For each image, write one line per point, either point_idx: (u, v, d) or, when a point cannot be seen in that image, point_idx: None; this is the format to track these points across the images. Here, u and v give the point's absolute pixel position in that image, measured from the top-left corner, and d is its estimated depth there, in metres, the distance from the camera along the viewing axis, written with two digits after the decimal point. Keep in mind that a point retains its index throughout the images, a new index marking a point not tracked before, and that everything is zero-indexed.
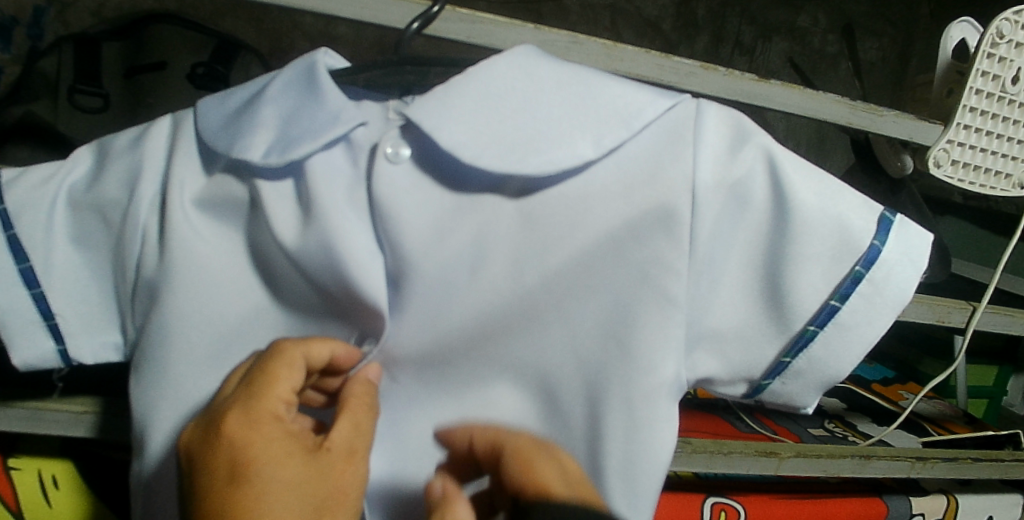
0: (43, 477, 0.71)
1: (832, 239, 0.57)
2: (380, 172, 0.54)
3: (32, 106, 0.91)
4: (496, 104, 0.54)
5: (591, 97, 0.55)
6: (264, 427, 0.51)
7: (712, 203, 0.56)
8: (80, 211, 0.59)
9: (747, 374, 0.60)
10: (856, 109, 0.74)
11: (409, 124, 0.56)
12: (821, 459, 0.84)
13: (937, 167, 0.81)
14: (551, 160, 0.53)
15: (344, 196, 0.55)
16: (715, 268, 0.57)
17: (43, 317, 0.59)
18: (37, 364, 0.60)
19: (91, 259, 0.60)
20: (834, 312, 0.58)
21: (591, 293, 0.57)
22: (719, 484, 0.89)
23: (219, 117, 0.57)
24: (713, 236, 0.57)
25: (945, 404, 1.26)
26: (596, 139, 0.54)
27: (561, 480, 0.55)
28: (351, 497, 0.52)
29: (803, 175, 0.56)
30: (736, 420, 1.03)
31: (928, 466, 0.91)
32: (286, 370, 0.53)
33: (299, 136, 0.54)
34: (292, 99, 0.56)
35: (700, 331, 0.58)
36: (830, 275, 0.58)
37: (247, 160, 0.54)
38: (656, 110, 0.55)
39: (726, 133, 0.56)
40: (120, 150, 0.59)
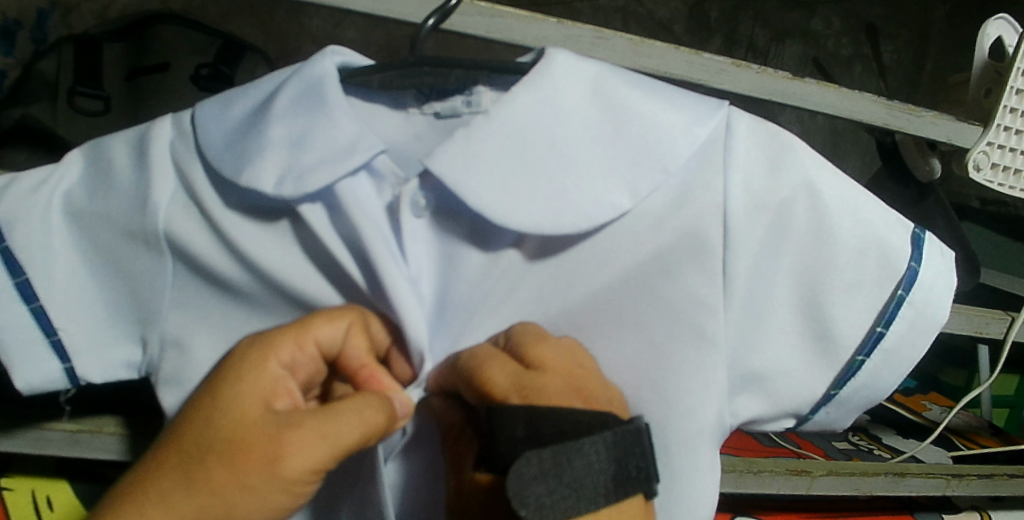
0: (36, 498, 0.67)
1: (875, 267, 0.54)
2: (410, 229, 0.52)
3: (31, 109, 0.87)
4: (523, 142, 0.50)
5: (622, 123, 0.51)
6: (261, 349, 0.49)
7: (750, 227, 0.52)
8: (81, 221, 0.56)
9: (792, 410, 0.56)
10: (893, 109, 0.70)
11: (428, 173, 0.52)
12: (854, 477, 0.79)
13: (977, 170, 0.76)
14: (587, 217, 0.49)
15: (371, 216, 0.51)
16: (760, 307, 0.54)
17: (45, 334, 0.54)
18: (43, 387, 0.55)
19: (96, 271, 0.56)
20: (880, 338, 0.54)
21: (624, 328, 0.54)
22: (745, 503, 0.85)
23: (224, 132, 0.53)
24: (752, 272, 0.53)
25: (971, 415, 1.22)
26: (631, 186, 0.50)
27: (519, 377, 0.48)
28: (249, 464, 0.45)
29: (846, 202, 0.53)
30: (759, 434, 0.98)
31: (964, 483, 0.86)
32: (322, 321, 0.50)
33: (315, 166, 0.50)
34: (301, 118, 0.52)
35: (744, 375, 0.55)
36: (870, 305, 0.54)
37: (257, 189, 0.50)
38: (690, 145, 0.51)
39: (765, 155, 0.52)
40: (122, 156, 0.55)
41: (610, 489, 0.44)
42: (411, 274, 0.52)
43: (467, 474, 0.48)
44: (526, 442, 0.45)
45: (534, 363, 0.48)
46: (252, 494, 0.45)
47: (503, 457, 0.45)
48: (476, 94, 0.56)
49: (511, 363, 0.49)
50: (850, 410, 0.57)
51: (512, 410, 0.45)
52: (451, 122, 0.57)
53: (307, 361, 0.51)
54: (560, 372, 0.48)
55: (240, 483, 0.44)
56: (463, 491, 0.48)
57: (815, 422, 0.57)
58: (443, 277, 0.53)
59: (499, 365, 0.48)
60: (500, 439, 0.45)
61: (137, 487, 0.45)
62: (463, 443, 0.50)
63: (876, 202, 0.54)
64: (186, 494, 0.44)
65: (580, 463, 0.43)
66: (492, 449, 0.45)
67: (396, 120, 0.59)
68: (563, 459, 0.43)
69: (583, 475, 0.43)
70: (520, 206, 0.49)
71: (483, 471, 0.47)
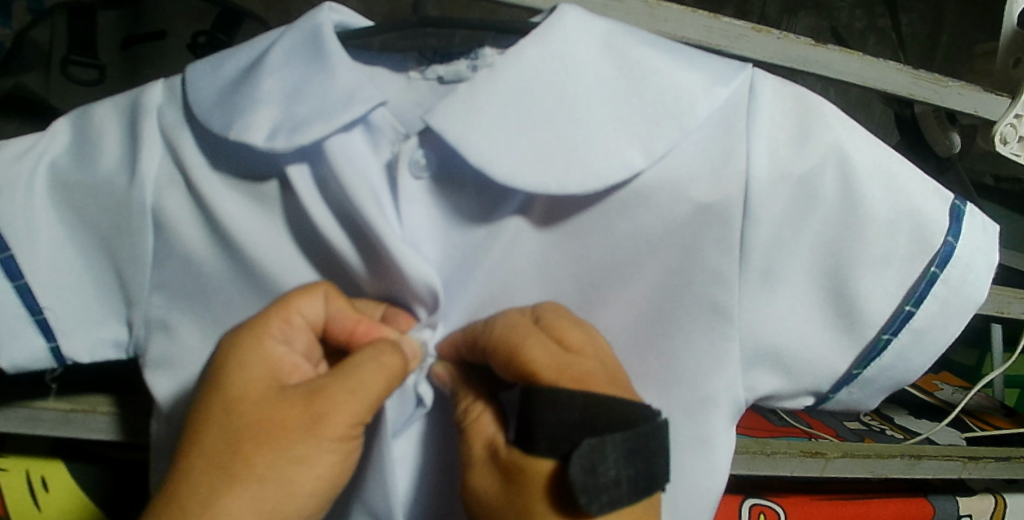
0: (30, 479, 0.63)
1: (907, 241, 0.51)
2: (405, 188, 0.49)
3: (23, 78, 0.82)
4: (530, 96, 0.47)
5: (638, 86, 0.48)
6: (252, 338, 0.48)
7: (772, 198, 0.49)
8: (70, 192, 0.53)
9: (813, 387, 0.54)
10: (919, 78, 0.67)
11: (428, 129, 0.49)
12: (870, 459, 0.78)
13: (1004, 144, 0.71)
14: (596, 178, 0.46)
15: (368, 176, 0.49)
16: (781, 275, 0.51)
17: (30, 312, 0.52)
18: (27, 365, 0.53)
19: (85, 243, 0.54)
20: (908, 318, 0.52)
21: (641, 303, 0.52)
22: (756, 486, 0.83)
23: (215, 88, 0.50)
24: (773, 242, 0.50)
25: (985, 396, 1.20)
26: (646, 146, 0.47)
27: (558, 360, 0.46)
28: (285, 439, 0.44)
29: (876, 170, 0.50)
30: (769, 413, 0.95)
31: (981, 465, 0.84)
32: (301, 296, 0.48)
33: (309, 117, 0.47)
34: (295, 72, 0.49)
35: (761, 350, 0.52)
36: (901, 280, 0.51)
37: (248, 142, 0.47)
38: (711, 105, 0.48)
39: (792, 119, 0.49)
40: (111, 124, 0.53)
41: (636, 486, 0.42)
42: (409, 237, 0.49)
43: (499, 453, 0.46)
44: (580, 430, 0.43)
45: (574, 347, 0.47)
46: (299, 463, 0.44)
47: (554, 444, 0.43)
48: (481, 57, 0.53)
49: (552, 341, 0.47)
50: (872, 389, 0.54)
51: (565, 394, 0.43)
52: (454, 86, 0.54)
53: (300, 337, 0.49)
54: (596, 358, 0.47)
55: (281, 457, 0.44)
56: (501, 473, 0.45)
57: (835, 402, 0.54)
58: (444, 238, 0.51)
59: (536, 343, 0.46)
60: (548, 421, 0.43)
61: (172, 497, 0.44)
62: (489, 417, 0.48)
63: (915, 171, 0.51)
64: (232, 489, 0.43)
65: (636, 463, 0.42)
66: (532, 431, 0.43)
67: (397, 84, 0.55)
68: (623, 455, 0.41)
69: (622, 467, 0.41)
70: (523, 164, 0.46)
71: (517, 452, 0.45)
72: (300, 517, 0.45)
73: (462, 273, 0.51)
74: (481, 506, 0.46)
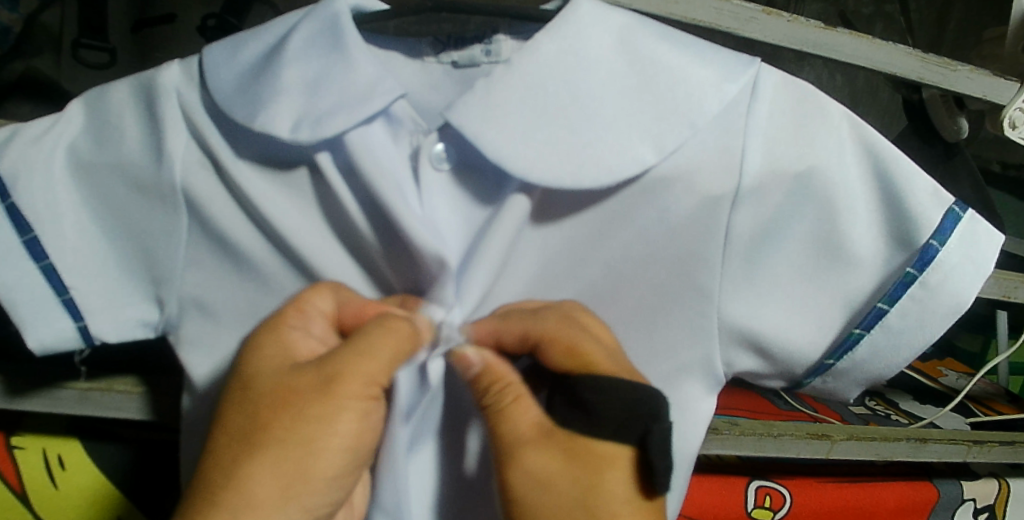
0: (48, 457, 0.64)
1: (885, 235, 0.51)
2: (426, 179, 0.50)
3: (34, 62, 0.82)
4: (543, 87, 0.48)
5: (649, 77, 0.48)
6: (268, 331, 0.49)
7: (768, 192, 0.50)
8: (92, 173, 0.53)
9: (784, 371, 0.54)
10: (929, 62, 0.66)
11: (447, 125, 0.50)
12: (875, 442, 0.78)
13: (1013, 129, 0.71)
14: (608, 169, 0.47)
15: (390, 166, 0.49)
16: (762, 264, 0.52)
17: (56, 292, 0.52)
18: (55, 346, 0.53)
19: (108, 227, 0.54)
20: (881, 315, 0.51)
21: (657, 292, 0.52)
22: (762, 468, 0.84)
23: (235, 75, 0.50)
24: (756, 234, 0.51)
25: (989, 383, 1.20)
26: (656, 143, 0.47)
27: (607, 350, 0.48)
28: (304, 407, 0.46)
29: (867, 166, 0.51)
30: (775, 397, 0.95)
31: (985, 450, 0.85)
32: (312, 292, 0.49)
33: (331, 110, 0.48)
34: (315, 61, 0.49)
35: (758, 340, 0.52)
36: (876, 278, 0.52)
37: (272, 134, 0.47)
38: (720, 100, 0.48)
39: (790, 118, 0.50)
40: (130, 107, 0.53)
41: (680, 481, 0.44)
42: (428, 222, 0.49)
43: (557, 435, 0.47)
44: (643, 417, 0.44)
45: (612, 342, 0.49)
46: (320, 425, 0.46)
47: (621, 429, 0.45)
48: (496, 43, 0.53)
49: (595, 333, 0.49)
50: (866, 376, 0.53)
51: (629, 384, 0.45)
52: (469, 72, 0.55)
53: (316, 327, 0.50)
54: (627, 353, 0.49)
55: (303, 422, 0.46)
56: (558, 456, 0.47)
57: (811, 387, 0.55)
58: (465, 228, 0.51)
59: (587, 335, 0.48)
60: (612, 406, 0.45)
61: (206, 477, 0.45)
62: (529, 397, 0.48)
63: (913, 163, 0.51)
64: (256, 458, 0.45)
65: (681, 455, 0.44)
66: (596, 415, 0.46)
67: (412, 68, 0.56)
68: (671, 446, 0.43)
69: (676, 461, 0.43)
70: (534, 157, 0.47)
71: (575, 429, 0.47)
72: (331, 476, 0.47)
73: (467, 263, 0.50)
74: (529, 480, 0.47)
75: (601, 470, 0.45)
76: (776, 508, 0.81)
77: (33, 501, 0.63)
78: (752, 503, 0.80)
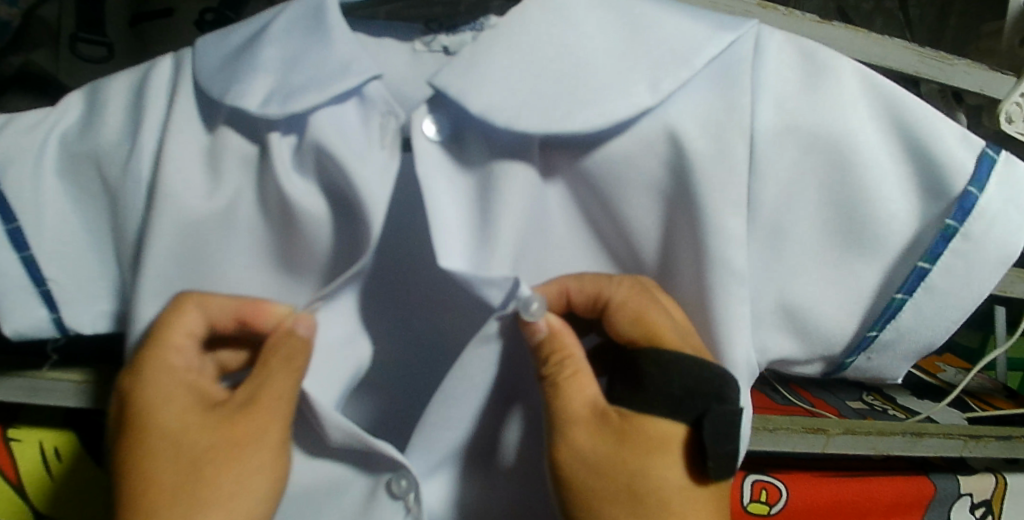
0: (44, 449, 0.64)
1: (911, 184, 0.48)
2: (420, 147, 0.47)
3: (32, 55, 0.79)
4: (538, 47, 0.47)
5: (645, 39, 0.48)
6: (153, 369, 0.47)
7: (782, 150, 0.48)
8: (71, 160, 0.51)
9: (826, 351, 0.51)
10: (925, 56, 0.66)
11: (437, 94, 0.48)
12: (870, 437, 0.78)
13: (1009, 123, 0.69)
14: (603, 113, 0.45)
15: (357, 148, 0.48)
16: (787, 233, 0.49)
17: (34, 283, 0.50)
18: (30, 335, 0.51)
19: (91, 219, 0.52)
20: (924, 275, 0.48)
21: (680, 265, 0.49)
22: (760, 462, 0.84)
23: (221, 56, 0.50)
24: (785, 201, 0.49)
25: (986, 379, 1.20)
26: (653, 83, 0.46)
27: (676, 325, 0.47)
28: (230, 444, 0.46)
29: (885, 113, 0.48)
30: (773, 392, 0.95)
31: (981, 444, 0.85)
32: (174, 310, 0.47)
33: (303, 86, 0.47)
34: (296, 41, 0.49)
35: (789, 306, 0.50)
36: (914, 236, 0.49)
37: (241, 107, 0.47)
38: (718, 47, 0.47)
39: (798, 73, 0.48)
40: (118, 93, 0.51)
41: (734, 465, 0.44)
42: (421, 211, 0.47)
43: (611, 415, 0.46)
44: (707, 399, 0.44)
45: (678, 317, 0.48)
46: (241, 455, 0.46)
47: (681, 408, 0.44)
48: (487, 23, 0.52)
49: (658, 307, 0.47)
50: (896, 355, 0.51)
51: (695, 363, 0.44)
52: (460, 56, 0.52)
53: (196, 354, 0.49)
54: (687, 328, 0.48)
55: (233, 458, 0.46)
56: (613, 434, 0.45)
57: (856, 369, 0.52)
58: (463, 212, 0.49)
59: (659, 307, 0.47)
60: (673, 385, 0.44)
61: None
62: (588, 373, 0.47)
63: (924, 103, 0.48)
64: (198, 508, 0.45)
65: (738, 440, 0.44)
66: (656, 393, 0.45)
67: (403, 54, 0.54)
68: (732, 429, 0.43)
69: (731, 447, 0.43)
70: (524, 124, 0.45)
71: (633, 409, 0.45)
72: (262, 500, 0.47)
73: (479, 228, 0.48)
74: (580, 460, 0.45)
75: (653, 451, 0.44)
76: (772, 501, 0.82)
77: (33, 496, 0.64)
78: (749, 498, 0.81)
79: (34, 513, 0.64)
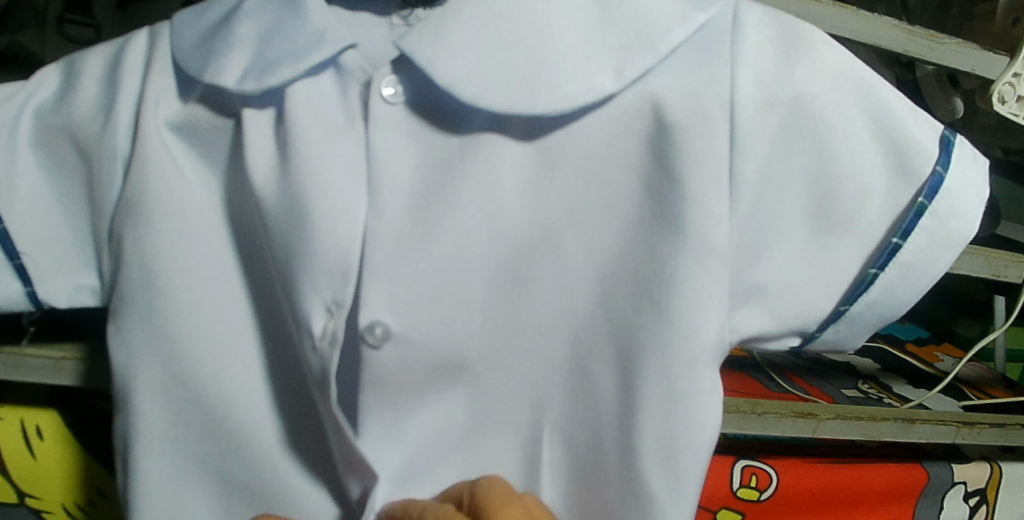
0: (26, 428, 0.63)
1: (882, 164, 0.48)
2: (377, 117, 0.44)
3: (17, 36, 0.79)
4: (501, 20, 0.43)
5: (615, 14, 0.45)
6: None
7: (764, 126, 0.46)
8: (46, 134, 0.50)
9: (800, 327, 0.50)
10: (915, 35, 0.65)
11: (402, 58, 0.45)
12: (862, 422, 0.77)
13: (1002, 104, 0.68)
14: (565, 97, 0.42)
15: (334, 125, 0.45)
16: (762, 212, 0.48)
17: (7, 257, 0.50)
18: (4, 307, 0.51)
19: (64, 192, 0.51)
20: (896, 251, 0.48)
21: (645, 248, 0.46)
22: (750, 447, 0.83)
23: (196, 31, 0.48)
24: (760, 177, 0.47)
25: (983, 368, 1.19)
26: (617, 70, 0.43)
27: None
28: None
29: (860, 94, 0.47)
30: (766, 379, 0.95)
31: (975, 431, 0.84)
32: None
33: (280, 59, 0.44)
34: (271, 13, 0.46)
35: (747, 285, 0.49)
36: (885, 211, 0.48)
37: (220, 84, 0.45)
38: (687, 30, 0.44)
39: (775, 46, 0.46)
40: (92, 66, 0.50)
41: None
42: (390, 184, 0.44)
43: None
44: None
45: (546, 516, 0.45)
46: None
47: None
48: None
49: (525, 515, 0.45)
50: (863, 329, 0.50)
51: None
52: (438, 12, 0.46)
53: None
54: None
55: None
56: None
57: (823, 342, 0.51)
58: (431, 187, 0.45)
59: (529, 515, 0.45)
60: None
61: None
62: None
63: (900, 95, 0.48)
64: None
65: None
66: None
67: None
68: None
69: None
70: (485, 103, 0.42)
71: None
72: None
73: (433, 205, 0.45)
74: None
75: None
76: (762, 487, 0.81)
77: (15, 475, 0.64)
78: (739, 483, 0.80)
79: (15, 492, 0.64)
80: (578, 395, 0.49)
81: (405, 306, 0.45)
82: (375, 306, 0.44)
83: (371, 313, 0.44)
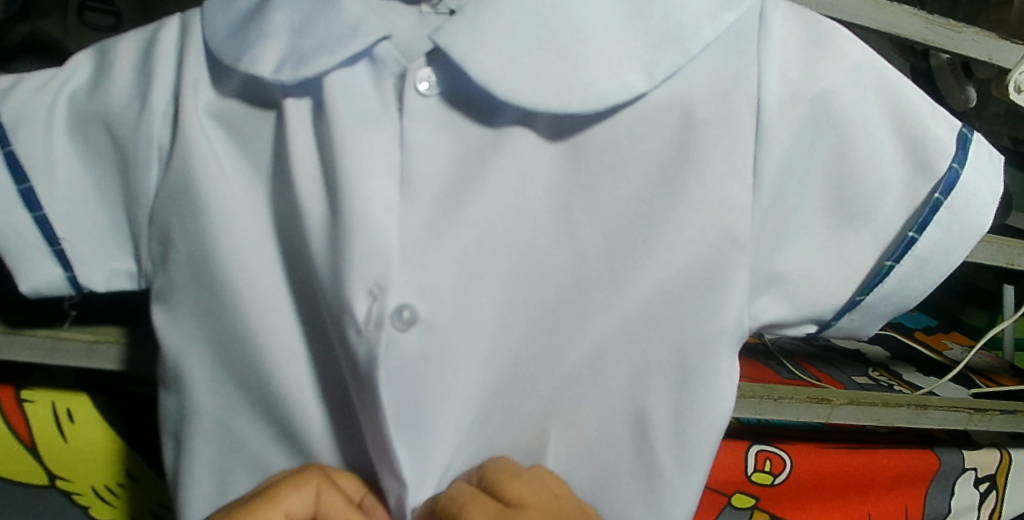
0: (57, 410, 0.65)
1: (901, 158, 0.48)
2: (411, 108, 0.45)
3: (40, 24, 0.79)
4: (534, 14, 0.44)
5: (646, 6, 0.45)
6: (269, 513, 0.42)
7: (786, 120, 0.46)
8: (81, 121, 0.51)
9: (816, 314, 0.51)
10: (933, 23, 0.65)
11: (437, 51, 0.45)
12: (875, 408, 0.78)
13: (1019, 93, 0.69)
14: (598, 95, 0.43)
15: (368, 115, 0.45)
16: (784, 204, 0.49)
17: (47, 242, 0.51)
18: (46, 292, 0.52)
19: (98, 178, 0.52)
20: (911, 244, 0.49)
21: (668, 238, 0.47)
22: (764, 432, 0.84)
23: (230, 22, 0.48)
24: (781, 170, 0.48)
25: (990, 356, 1.20)
26: (649, 66, 0.44)
27: (545, 494, 0.44)
28: None
29: (883, 89, 0.47)
30: (778, 366, 0.96)
31: (986, 418, 0.85)
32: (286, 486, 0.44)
33: (316, 49, 0.45)
34: (305, 4, 0.47)
35: (766, 274, 0.50)
36: (902, 205, 0.49)
37: (256, 75, 0.45)
38: (715, 31, 0.45)
39: (800, 42, 0.47)
40: (127, 54, 0.51)
41: None
42: (423, 175, 0.45)
43: None
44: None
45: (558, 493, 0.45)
46: None
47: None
48: None
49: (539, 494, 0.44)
50: (877, 317, 0.51)
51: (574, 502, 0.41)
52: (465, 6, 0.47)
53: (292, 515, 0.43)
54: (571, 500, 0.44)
55: None
56: None
57: (837, 329, 0.52)
58: (461, 178, 0.46)
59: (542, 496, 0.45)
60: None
61: None
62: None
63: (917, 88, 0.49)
64: None
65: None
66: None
67: None
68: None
69: None
70: (518, 98, 0.43)
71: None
72: None
73: (456, 199, 0.46)
74: None
75: None
76: (776, 472, 0.82)
77: (46, 456, 0.65)
78: (752, 467, 0.81)
79: (47, 473, 0.65)
80: (603, 379, 0.50)
81: (433, 293, 0.45)
82: (408, 294, 0.45)
83: (400, 296, 0.44)
